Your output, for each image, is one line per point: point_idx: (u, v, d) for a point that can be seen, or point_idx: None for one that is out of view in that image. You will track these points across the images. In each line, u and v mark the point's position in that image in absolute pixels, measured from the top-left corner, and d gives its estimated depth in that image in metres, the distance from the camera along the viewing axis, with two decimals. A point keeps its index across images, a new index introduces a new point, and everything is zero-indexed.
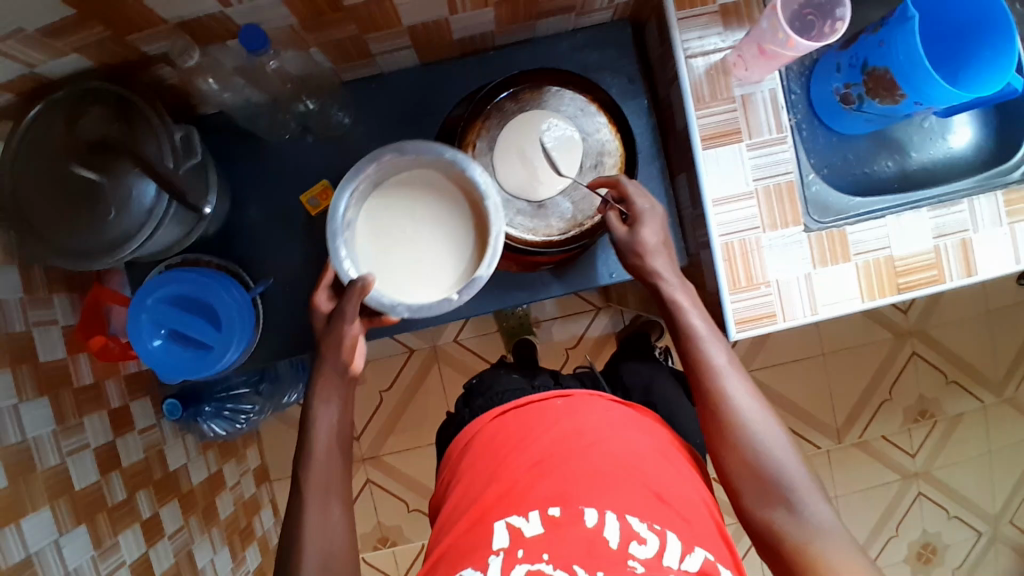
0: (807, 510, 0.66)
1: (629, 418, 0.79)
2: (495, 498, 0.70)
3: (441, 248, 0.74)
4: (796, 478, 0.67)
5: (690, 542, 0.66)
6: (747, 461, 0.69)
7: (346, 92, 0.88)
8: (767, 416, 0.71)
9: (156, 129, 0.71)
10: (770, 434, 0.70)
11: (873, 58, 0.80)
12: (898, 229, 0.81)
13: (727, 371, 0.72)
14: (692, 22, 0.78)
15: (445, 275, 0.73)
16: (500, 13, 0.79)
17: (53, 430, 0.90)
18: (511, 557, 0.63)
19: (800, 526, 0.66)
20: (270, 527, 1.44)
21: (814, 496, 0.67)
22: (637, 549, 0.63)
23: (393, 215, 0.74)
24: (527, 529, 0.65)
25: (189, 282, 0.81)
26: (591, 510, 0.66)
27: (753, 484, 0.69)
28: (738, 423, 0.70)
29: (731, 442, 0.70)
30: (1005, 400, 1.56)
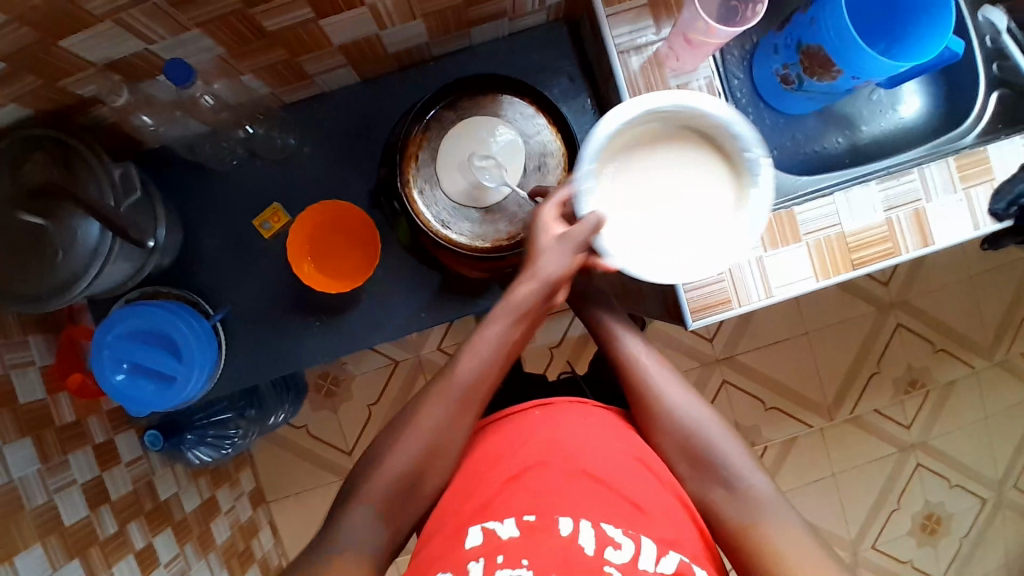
0: (742, 489, 0.72)
1: (607, 424, 0.77)
2: (473, 507, 0.69)
3: (692, 213, 0.74)
4: (733, 455, 0.75)
5: (665, 545, 0.66)
6: (677, 441, 0.76)
7: (290, 115, 0.88)
8: (686, 395, 0.79)
9: (95, 167, 0.72)
10: (693, 411, 0.78)
11: (806, 37, 0.79)
12: (848, 204, 0.80)
13: (643, 359, 0.83)
14: (620, 18, 0.78)
15: (687, 242, 0.73)
16: (430, 24, 0.79)
17: (38, 469, 0.91)
18: (491, 563, 0.63)
19: (742, 507, 0.71)
20: (270, 548, 1.44)
21: (750, 470, 0.73)
22: (613, 555, 0.64)
23: (654, 170, 0.74)
24: (503, 532, 0.65)
25: (145, 315, 0.82)
26: (566, 518, 0.66)
27: (690, 465, 0.75)
28: (659, 404, 0.79)
29: (658, 423, 0.78)
30: (996, 363, 1.54)
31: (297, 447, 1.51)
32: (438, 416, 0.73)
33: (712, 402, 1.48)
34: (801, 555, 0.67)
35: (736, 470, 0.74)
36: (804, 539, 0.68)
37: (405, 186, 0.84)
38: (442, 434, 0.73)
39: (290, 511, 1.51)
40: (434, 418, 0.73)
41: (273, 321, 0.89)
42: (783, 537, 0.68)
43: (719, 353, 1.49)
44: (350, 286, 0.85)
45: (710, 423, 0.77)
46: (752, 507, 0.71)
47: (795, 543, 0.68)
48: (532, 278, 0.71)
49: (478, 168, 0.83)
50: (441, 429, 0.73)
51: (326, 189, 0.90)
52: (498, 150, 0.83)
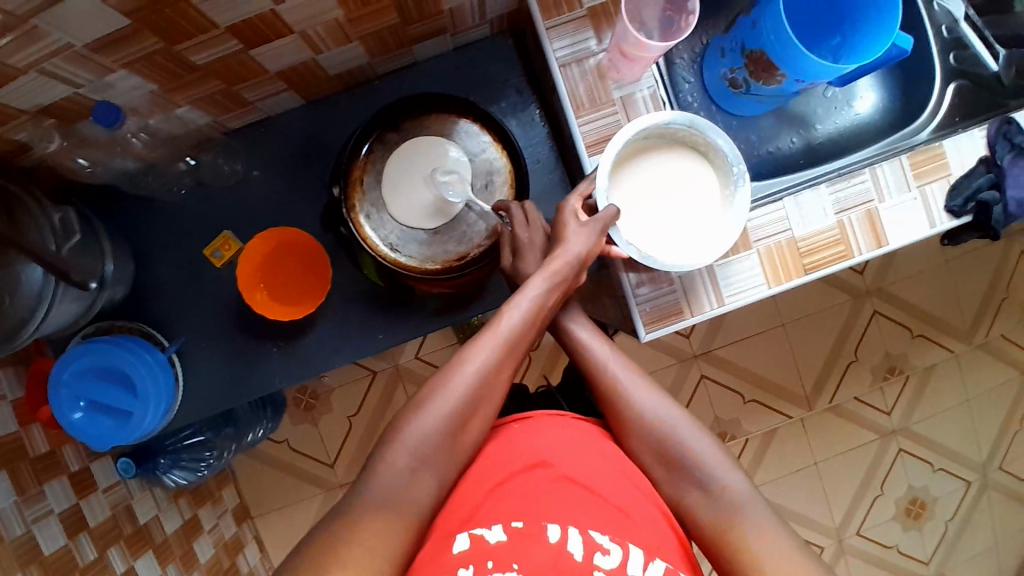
0: (718, 487, 0.68)
1: (588, 434, 0.73)
2: (457, 515, 0.65)
3: (692, 216, 0.77)
4: (709, 457, 0.70)
5: (652, 552, 0.63)
6: (650, 446, 0.72)
7: (237, 140, 0.88)
8: (658, 398, 0.74)
9: (35, 213, 0.71)
10: (667, 415, 0.73)
11: (749, 41, 0.78)
12: (797, 209, 0.80)
13: (610, 363, 0.77)
14: (560, 30, 0.77)
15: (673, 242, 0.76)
16: (368, 45, 0.78)
17: (14, 502, 0.92)
18: (481, 570, 0.59)
19: (716, 507, 0.67)
20: (257, 563, 1.45)
21: (724, 468, 0.69)
22: (602, 560, 0.61)
23: (654, 175, 0.77)
24: (490, 537, 0.62)
25: (100, 352, 0.81)
26: (554, 525, 0.62)
27: (665, 469, 0.71)
28: (630, 410, 0.74)
29: (630, 428, 0.74)
30: (976, 346, 1.54)
31: (280, 461, 1.52)
32: (479, 367, 0.70)
33: (691, 397, 1.48)
34: (780, 556, 0.63)
35: (711, 469, 0.69)
36: (782, 537, 0.64)
37: (351, 211, 0.85)
38: (476, 389, 0.69)
39: (276, 525, 1.52)
40: (472, 371, 0.70)
41: (232, 349, 0.89)
42: (761, 540, 0.64)
43: (697, 349, 1.48)
44: (303, 313, 0.85)
45: (686, 428, 0.73)
46: (728, 507, 0.67)
47: (775, 545, 0.63)
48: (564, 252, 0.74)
49: (443, 184, 0.84)
50: (484, 380, 0.70)
51: (277, 213, 0.89)
52: (461, 169, 0.85)
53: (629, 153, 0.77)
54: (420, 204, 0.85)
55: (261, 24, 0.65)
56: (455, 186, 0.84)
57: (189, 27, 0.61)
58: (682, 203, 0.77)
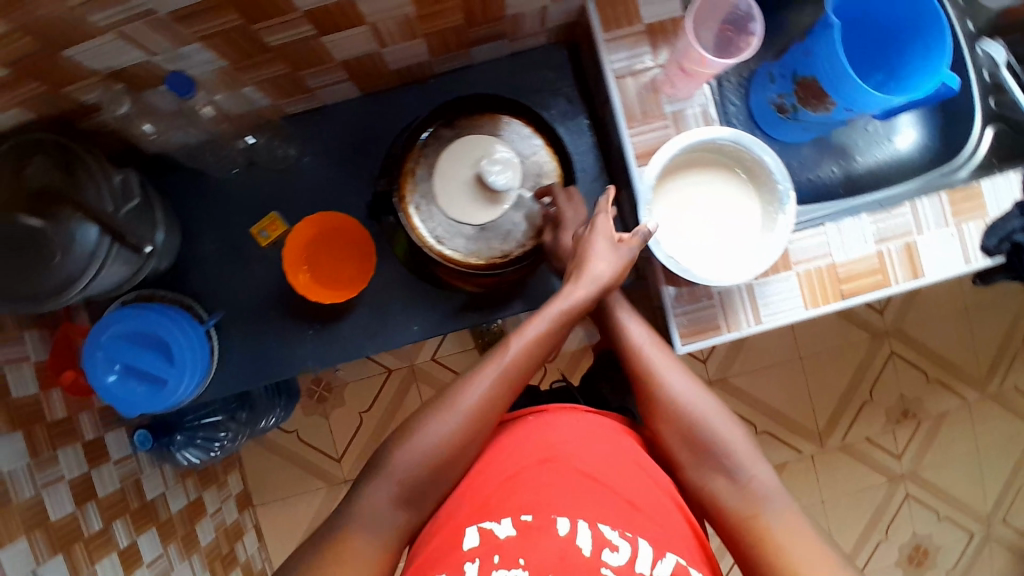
0: (745, 477, 0.69)
1: (601, 428, 0.73)
2: (469, 509, 0.65)
3: (736, 236, 0.75)
4: (737, 445, 0.70)
5: (661, 547, 0.63)
6: (680, 430, 0.72)
7: (291, 126, 0.90)
8: (692, 384, 0.74)
9: (94, 173, 0.74)
10: (700, 401, 0.73)
11: (801, 68, 0.80)
12: (839, 236, 0.81)
13: (646, 348, 0.77)
14: (617, 44, 0.79)
15: (714, 258, 0.75)
16: (431, 43, 0.80)
17: (28, 464, 0.92)
18: (487, 564, 0.59)
19: (743, 496, 0.68)
20: (255, 552, 1.44)
21: (752, 460, 0.70)
22: (610, 557, 0.60)
23: (706, 193, 0.76)
24: (499, 531, 0.61)
25: (140, 319, 0.82)
26: (563, 518, 0.62)
27: (692, 453, 0.71)
28: (664, 391, 0.74)
29: (661, 410, 0.73)
30: (988, 395, 1.54)
31: (288, 452, 1.51)
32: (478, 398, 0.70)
33: None
34: (806, 548, 0.64)
35: (739, 459, 0.70)
36: (809, 531, 0.65)
37: (402, 202, 0.85)
38: (492, 398, 0.71)
39: (277, 516, 1.51)
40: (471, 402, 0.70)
41: (266, 328, 0.90)
42: (789, 533, 0.65)
43: (712, 374, 1.49)
44: (345, 296, 0.86)
45: (716, 415, 0.72)
46: (757, 497, 0.68)
47: (802, 541, 0.64)
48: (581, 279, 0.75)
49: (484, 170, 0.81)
50: (479, 413, 0.70)
51: (322, 199, 0.91)
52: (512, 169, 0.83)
53: (674, 169, 0.76)
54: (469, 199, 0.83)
55: (336, 11, 0.67)
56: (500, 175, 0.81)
57: (269, 7, 0.64)
58: (728, 222, 0.76)
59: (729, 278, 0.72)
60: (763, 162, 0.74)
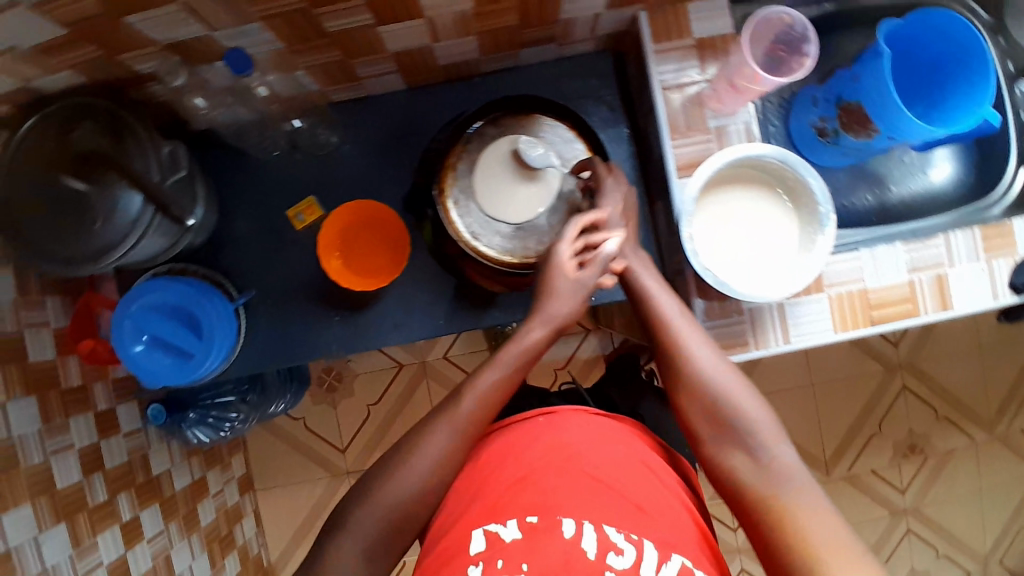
0: (766, 455, 0.68)
1: (610, 428, 0.74)
2: (478, 510, 0.67)
3: (772, 253, 0.76)
4: (759, 424, 0.69)
5: (667, 549, 0.63)
6: (703, 406, 0.71)
7: (334, 113, 0.91)
8: (717, 359, 0.73)
9: (144, 143, 0.74)
10: (726, 378, 0.72)
11: (846, 94, 0.81)
12: (873, 262, 0.82)
13: (676, 319, 0.76)
14: (667, 56, 0.80)
15: (749, 272, 0.75)
16: (483, 42, 0.81)
17: (39, 429, 0.92)
18: (490, 567, 0.60)
19: (763, 476, 0.67)
20: (251, 537, 1.44)
21: (776, 439, 0.68)
22: (614, 560, 0.61)
23: (746, 209, 0.77)
24: (505, 535, 0.63)
25: (172, 291, 0.83)
26: (569, 520, 0.63)
27: (714, 428, 0.71)
28: (690, 365, 0.73)
29: (685, 383, 0.73)
30: (995, 437, 1.54)
31: (293, 439, 1.51)
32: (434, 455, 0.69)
33: None
34: (825, 529, 0.62)
35: (761, 437, 0.68)
36: (832, 513, 0.63)
37: (441, 197, 0.84)
38: (471, 423, 0.71)
39: (277, 502, 1.51)
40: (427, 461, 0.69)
41: (293, 311, 0.91)
42: (810, 513, 0.63)
43: None
44: (377, 284, 0.86)
45: (741, 392, 0.71)
46: (774, 475, 0.66)
47: (825, 521, 0.62)
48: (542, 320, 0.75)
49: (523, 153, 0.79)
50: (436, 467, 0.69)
51: (359, 188, 0.92)
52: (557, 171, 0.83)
53: (717, 180, 0.77)
54: (512, 198, 0.81)
55: (397, 3, 0.68)
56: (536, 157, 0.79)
57: None
58: (766, 238, 0.76)
59: (762, 295, 0.73)
60: (805, 184, 0.75)
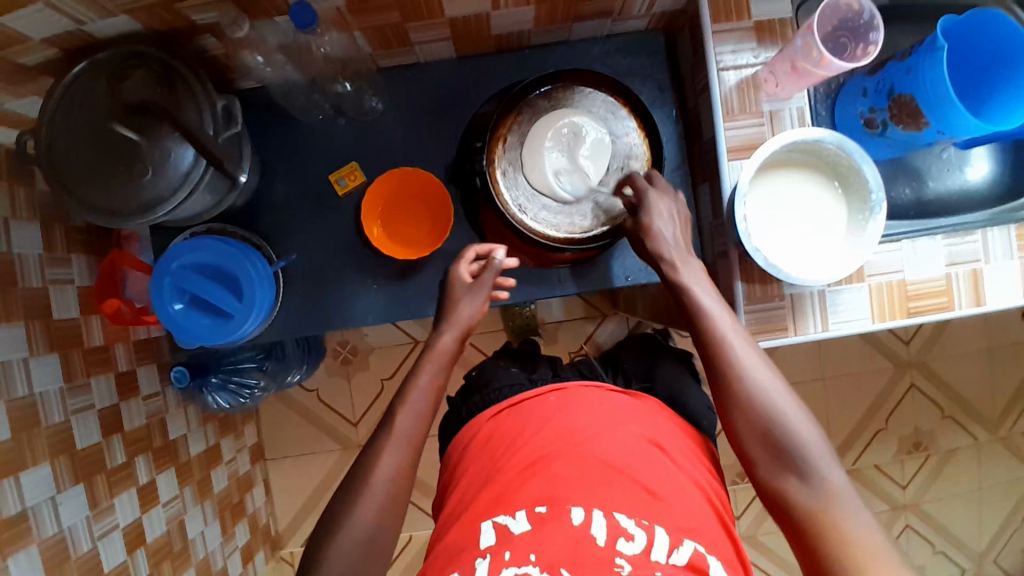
0: (819, 479, 0.64)
1: (627, 409, 0.72)
2: (487, 502, 0.64)
3: (818, 236, 0.78)
4: (813, 447, 0.65)
5: (678, 533, 0.60)
6: (756, 428, 0.68)
7: (381, 78, 0.90)
8: (773, 380, 0.69)
9: (198, 97, 0.73)
10: (780, 399, 0.68)
11: (900, 85, 0.80)
12: (912, 254, 0.83)
13: (731, 338, 0.72)
14: (726, 36, 0.80)
15: (796, 254, 0.77)
16: (540, 13, 0.81)
17: (61, 388, 0.90)
18: (497, 560, 0.57)
19: (816, 497, 0.63)
20: (260, 506, 1.45)
21: (828, 462, 0.65)
22: (624, 546, 0.58)
23: (797, 191, 0.78)
24: (514, 527, 0.60)
25: (208, 251, 0.82)
26: (578, 508, 0.60)
27: (765, 449, 0.67)
28: (744, 384, 0.69)
29: (738, 402, 0.69)
30: (997, 438, 1.57)
31: (305, 410, 1.51)
32: (389, 469, 0.68)
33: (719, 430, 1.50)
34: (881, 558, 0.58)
35: (814, 461, 0.65)
36: (881, 538, 0.60)
37: (490, 164, 0.83)
38: (416, 435, 0.71)
39: (286, 472, 1.51)
40: (383, 473, 0.68)
41: (330, 277, 0.91)
42: (861, 537, 0.59)
43: None
44: (420, 254, 0.87)
45: (795, 415, 0.67)
46: (828, 499, 0.63)
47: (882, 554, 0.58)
48: (452, 323, 0.77)
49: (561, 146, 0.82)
50: (399, 474, 0.68)
51: (401, 156, 0.91)
52: (591, 132, 0.82)
53: (771, 162, 0.78)
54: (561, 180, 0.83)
55: None
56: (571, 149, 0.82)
57: None
58: (814, 220, 0.78)
59: (809, 278, 0.74)
60: (859, 169, 0.75)
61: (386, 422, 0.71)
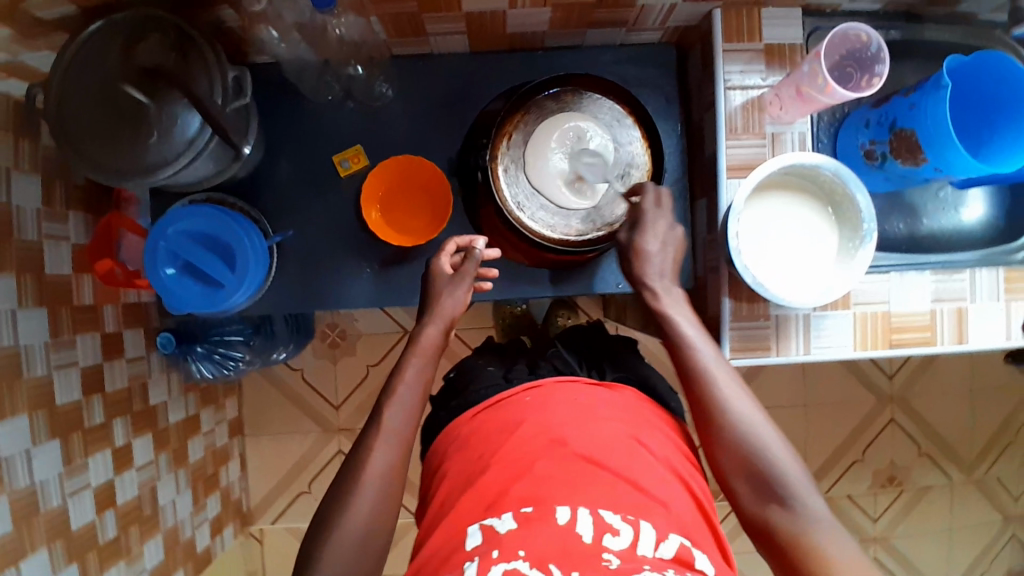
0: (799, 506, 0.64)
1: (609, 404, 0.72)
2: (472, 502, 0.64)
3: (807, 260, 0.79)
4: (793, 475, 0.65)
5: (665, 529, 0.61)
6: (737, 456, 0.67)
7: (394, 65, 0.91)
8: (754, 408, 0.69)
9: (210, 64, 0.73)
10: (760, 427, 0.68)
11: (901, 120, 0.82)
12: (900, 286, 0.85)
13: (712, 365, 0.71)
14: (736, 56, 0.81)
15: (784, 275, 0.78)
16: (556, 16, 0.82)
17: (45, 342, 0.90)
18: (486, 560, 0.57)
19: (796, 523, 0.63)
20: (233, 480, 1.45)
21: (808, 490, 0.65)
22: (611, 541, 0.58)
23: (791, 214, 0.79)
24: (500, 527, 0.60)
25: (203, 218, 0.82)
26: (563, 506, 0.60)
27: (746, 476, 0.67)
28: (727, 416, 0.69)
29: (721, 433, 0.69)
30: (971, 479, 1.58)
31: (288, 388, 1.51)
32: (385, 463, 0.67)
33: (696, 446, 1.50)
34: None
35: (794, 488, 0.65)
36: (864, 561, 0.60)
37: (493, 160, 0.84)
38: (406, 431, 0.70)
39: (263, 449, 1.52)
40: (378, 467, 0.67)
41: (324, 256, 0.92)
42: (847, 563, 0.60)
43: None
44: (412, 242, 0.89)
45: (776, 442, 0.67)
46: (808, 526, 0.63)
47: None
48: (437, 317, 0.76)
49: (563, 150, 0.83)
50: (392, 472, 0.68)
51: (406, 144, 0.92)
52: (595, 137, 0.84)
53: (768, 184, 0.79)
54: (563, 181, 0.83)
55: None
56: (574, 154, 0.84)
57: None
58: (805, 244, 0.79)
59: (795, 300, 0.75)
60: (854, 198, 0.76)
61: (375, 416, 0.70)
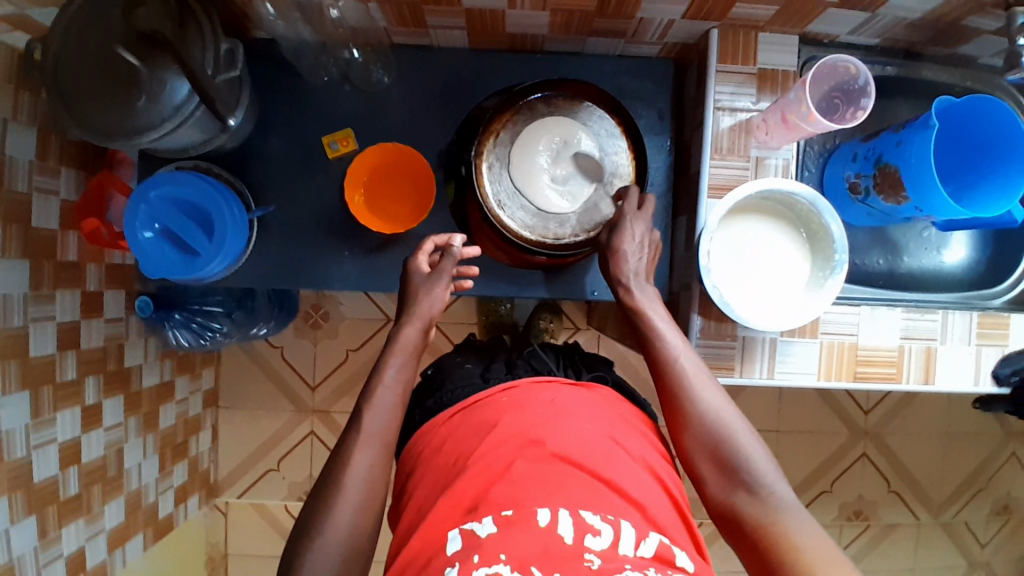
0: (765, 490, 0.64)
1: (583, 402, 0.72)
2: (448, 508, 0.63)
3: (776, 286, 0.79)
4: (759, 460, 0.66)
5: (643, 528, 0.60)
6: (705, 445, 0.68)
7: (392, 54, 0.91)
8: (721, 398, 0.70)
9: (204, 34, 0.74)
10: (728, 416, 0.68)
11: (887, 156, 0.82)
12: (870, 321, 0.85)
13: (681, 356, 0.72)
14: (729, 77, 0.81)
15: (755, 298, 0.78)
16: (555, 20, 0.82)
17: (25, 294, 0.90)
18: (466, 564, 0.55)
19: (761, 507, 0.64)
20: (203, 451, 1.45)
21: (773, 474, 0.65)
22: (592, 542, 0.57)
23: (766, 239, 0.80)
24: (480, 531, 0.58)
25: (188, 188, 0.83)
26: (544, 508, 0.59)
27: (712, 464, 0.67)
28: (692, 406, 0.69)
29: (687, 423, 0.69)
30: (939, 522, 1.58)
31: (266, 364, 1.52)
32: (365, 471, 0.66)
33: None
34: (830, 559, 0.59)
35: (760, 473, 0.65)
36: (829, 541, 0.61)
37: (478, 155, 0.84)
38: (387, 434, 0.70)
39: (236, 423, 1.52)
40: (362, 473, 0.66)
41: (306, 236, 0.92)
42: (813, 543, 0.60)
43: None
44: (399, 228, 0.89)
45: (741, 429, 0.68)
46: (774, 509, 0.63)
47: (825, 559, 0.59)
48: (415, 317, 0.76)
49: (548, 155, 0.85)
50: (372, 480, 0.67)
51: (398, 133, 0.93)
52: (582, 144, 0.85)
53: (744, 208, 0.80)
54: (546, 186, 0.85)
55: None
56: (558, 160, 0.85)
57: None
58: (776, 271, 0.79)
59: (761, 323, 0.76)
60: (828, 228, 0.77)
61: (353, 424, 0.69)
